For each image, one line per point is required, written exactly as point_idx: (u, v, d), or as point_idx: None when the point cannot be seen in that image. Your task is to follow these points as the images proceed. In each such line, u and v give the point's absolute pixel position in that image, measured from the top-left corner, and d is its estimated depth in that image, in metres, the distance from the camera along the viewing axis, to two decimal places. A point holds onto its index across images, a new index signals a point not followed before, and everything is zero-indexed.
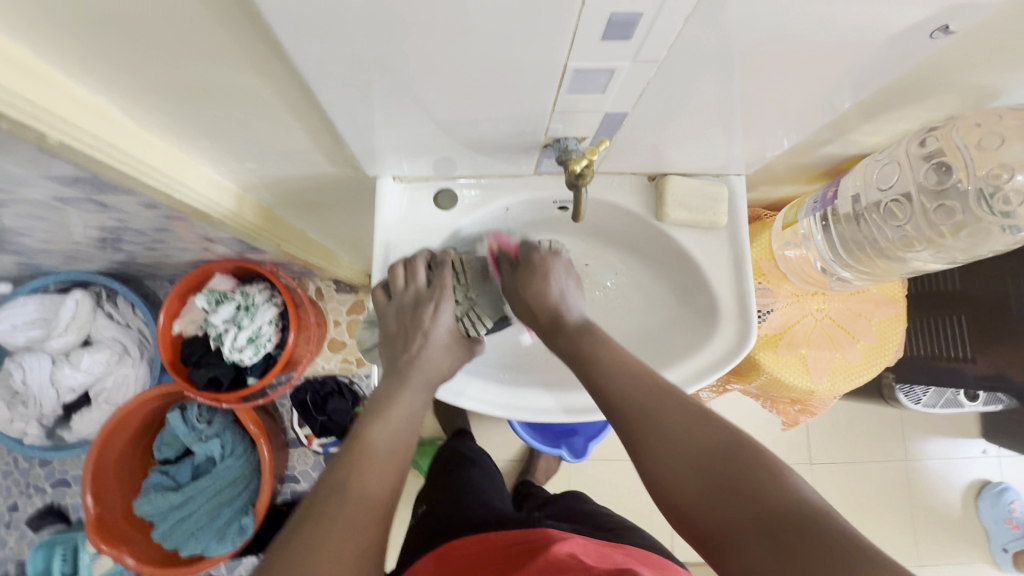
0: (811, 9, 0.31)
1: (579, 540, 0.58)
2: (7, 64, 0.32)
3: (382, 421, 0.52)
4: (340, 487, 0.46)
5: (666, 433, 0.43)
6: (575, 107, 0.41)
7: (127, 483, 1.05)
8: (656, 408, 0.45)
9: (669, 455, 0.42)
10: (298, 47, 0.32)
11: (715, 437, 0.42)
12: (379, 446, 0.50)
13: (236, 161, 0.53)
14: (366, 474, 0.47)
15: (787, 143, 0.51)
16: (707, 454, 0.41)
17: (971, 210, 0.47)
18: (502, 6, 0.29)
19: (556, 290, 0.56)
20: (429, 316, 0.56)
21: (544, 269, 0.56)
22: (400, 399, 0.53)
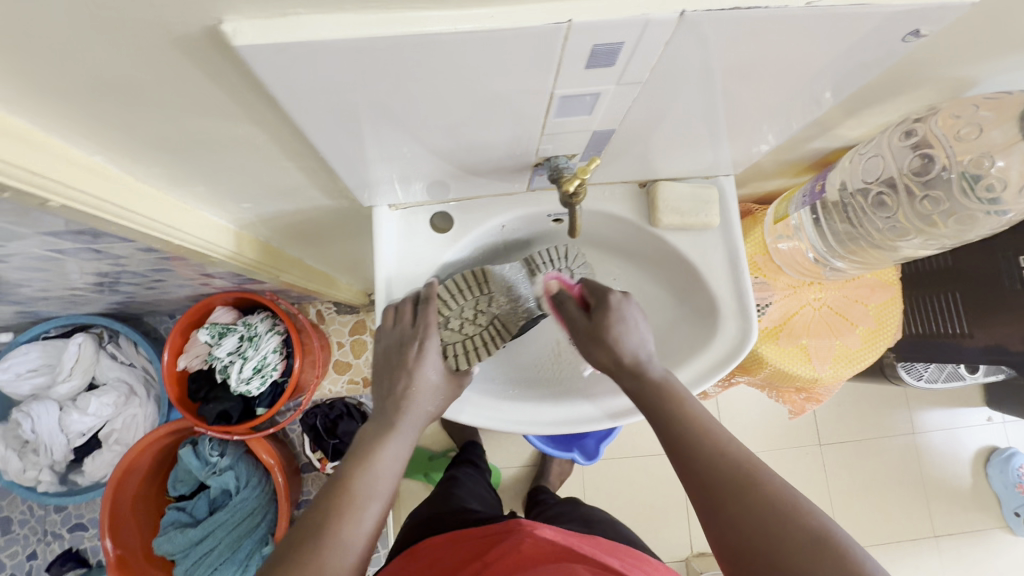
0: (786, 32, 0.32)
1: (549, 532, 0.62)
2: (10, 138, 0.33)
3: (361, 464, 0.49)
4: (315, 530, 0.44)
5: (753, 523, 0.38)
6: (563, 129, 0.42)
7: (144, 521, 1.06)
8: (739, 488, 0.40)
9: (766, 569, 0.37)
10: (290, 98, 0.33)
11: (805, 536, 0.37)
12: (359, 489, 0.47)
13: (234, 203, 0.53)
14: (345, 519, 0.45)
15: (772, 142, 0.52)
16: (793, 554, 0.36)
17: (958, 199, 0.49)
18: (490, 49, 0.30)
19: (634, 336, 0.49)
20: (412, 356, 0.53)
21: (618, 312, 0.50)
22: (383, 442, 0.50)
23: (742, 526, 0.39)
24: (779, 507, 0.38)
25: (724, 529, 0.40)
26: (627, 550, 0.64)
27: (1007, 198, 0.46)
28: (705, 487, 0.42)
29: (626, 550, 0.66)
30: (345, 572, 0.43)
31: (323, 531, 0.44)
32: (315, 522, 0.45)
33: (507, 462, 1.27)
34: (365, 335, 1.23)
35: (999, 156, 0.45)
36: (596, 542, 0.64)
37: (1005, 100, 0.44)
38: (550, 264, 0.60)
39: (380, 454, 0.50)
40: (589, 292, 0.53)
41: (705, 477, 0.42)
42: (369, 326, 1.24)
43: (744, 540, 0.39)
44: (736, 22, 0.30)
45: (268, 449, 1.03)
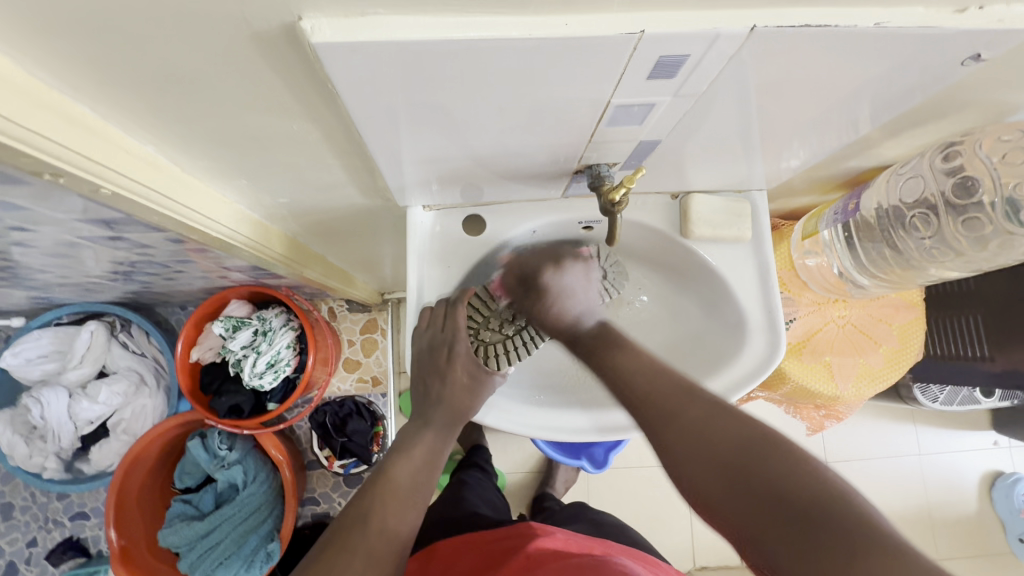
0: (848, 53, 0.32)
1: (562, 535, 0.62)
2: (71, 123, 0.33)
3: (403, 459, 0.59)
4: (362, 519, 0.53)
5: (690, 426, 0.46)
6: (609, 137, 0.42)
7: (150, 512, 1.05)
8: (677, 403, 0.48)
9: (695, 454, 0.44)
10: (351, 96, 0.33)
11: (733, 431, 0.44)
12: (400, 481, 0.56)
13: (270, 198, 0.53)
14: (387, 509, 0.54)
15: (811, 158, 0.52)
16: (721, 445, 0.43)
17: (999, 223, 0.49)
18: (558, 57, 0.30)
19: (572, 307, 0.59)
20: (443, 360, 0.59)
21: (556, 290, 0.59)
22: (422, 439, 0.60)
23: (681, 435, 0.46)
24: (708, 414, 0.46)
25: (667, 443, 0.46)
26: (639, 553, 0.64)
27: None
28: (645, 404, 0.50)
29: (638, 553, 0.65)
30: (387, 556, 0.52)
31: (373, 516, 0.53)
32: (362, 510, 0.54)
33: (512, 468, 1.27)
34: (375, 334, 1.23)
35: None
36: (610, 545, 0.64)
37: None
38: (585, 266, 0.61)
39: (416, 450, 0.59)
40: (517, 273, 0.60)
41: (646, 399, 0.50)
42: (381, 325, 1.24)
43: (675, 436, 0.46)
44: (807, 38, 0.30)
45: (277, 444, 1.03)
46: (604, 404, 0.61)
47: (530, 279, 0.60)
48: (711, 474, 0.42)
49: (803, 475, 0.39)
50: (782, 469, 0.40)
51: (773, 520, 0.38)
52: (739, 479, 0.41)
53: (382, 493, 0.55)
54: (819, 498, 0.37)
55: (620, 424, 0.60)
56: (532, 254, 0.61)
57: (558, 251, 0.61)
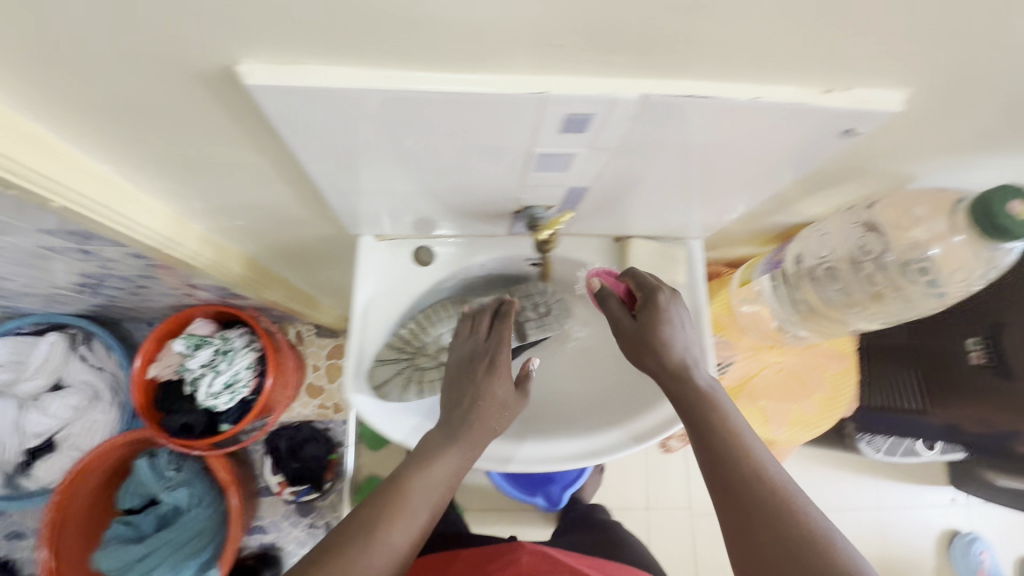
0: (735, 120, 0.36)
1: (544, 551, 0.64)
2: (27, 142, 0.35)
3: (421, 473, 0.49)
4: (365, 533, 0.45)
5: (762, 513, 0.40)
6: (541, 182, 0.45)
7: (87, 533, 1.01)
8: (728, 433, 0.43)
9: (762, 549, 0.39)
10: (290, 132, 0.36)
11: (803, 532, 0.38)
12: (412, 497, 0.48)
13: (227, 220, 0.56)
14: (389, 527, 0.46)
15: (737, 211, 0.56)
16: (794, 543, 0.38)
17: (897, 278, 0.52)
18: (476, 109, 0.33)
19: (682, 341, 0.48)
20: (485, 368, 0.52)
21: (672, 318, 0.48)
22: (443, 457, 0.49)
23: (751, 509, 0.40)
24: (784, 501, 0.40)
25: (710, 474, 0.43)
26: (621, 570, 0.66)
27: (940, 281, 0.50)
28: (719, 469, 0.42)
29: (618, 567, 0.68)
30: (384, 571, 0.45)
31: (376, 533, 0.45)
32: (367, 520, 0.46)
33: None
34: (341, 360, 1.24)
35: (930, 244, 0.49)
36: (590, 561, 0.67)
37: (939, 196, 0.48)
38: (528, 298, 0.63)
39: (438, 466, 0.49)
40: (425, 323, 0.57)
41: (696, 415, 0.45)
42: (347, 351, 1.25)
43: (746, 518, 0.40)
44: (695, 106, 0.34)
45: (225, 466, 1.01)
46: (632, 415, 0.59)
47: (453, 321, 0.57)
48: (731, 514, 0.41)
49: None
50: None
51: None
52: None
53: (390, 513, 0.46)
54: None
55: (652, 427, 0.58)
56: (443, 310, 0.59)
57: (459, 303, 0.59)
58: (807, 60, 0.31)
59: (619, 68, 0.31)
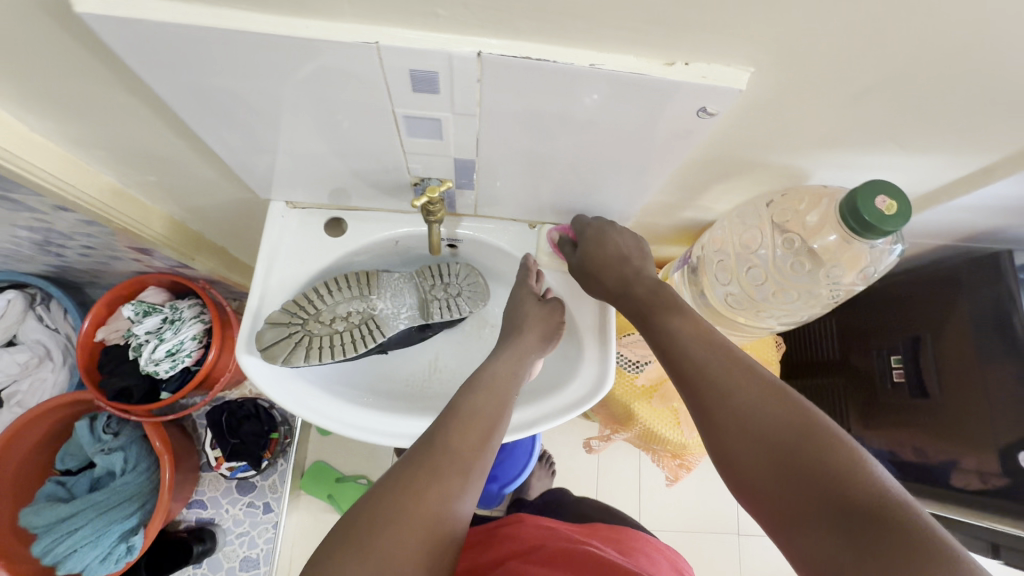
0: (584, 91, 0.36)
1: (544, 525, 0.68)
2: None
3: (448, 413, 0.48)
4: (395, 477, 0.43)
5: (733, 405, 0.39)
6: (422, 151, 0.46)
7: (23, 490, 1.03)
8: (730, 376, 0.41)
9: (742, 443, 0.38)
10: (145, 71, 0.36)
11: (783, 418, 0.38)
12: (460, 441, 0.45)
13: (138, 174, 0.57)
14: (440, 470, 0.43)
15: (642, 202, 0.56)
16: (773, 430, 0.37)
17: (780, 275, 0.55)
18: (316, 56, 0.34)
19: (623, 255, 0.54)
20: (382, 312, 0.59)
21: (615, 239, 0.55)
22: (473, 399, 0.49)
23: (722, 405, 0.40)
24: (760, 390, 0.39)
25: (714, 422, 0.40)
26: (620, 534, 0.70)
27: (816, 274, 0.53)
28: (687, 372, 0.43)
29: (621, 531, 0.72)
30: (444, 524, 0.41)
31: (405, 475, 0.43)
32: (403, 465, 0.44)
33: None
34: None
35: (807, 239, 0.52)
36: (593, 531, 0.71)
37: (817, 194, 0.50)
38: (437, 279, 0.63)
39: (465, 406, 0.48)
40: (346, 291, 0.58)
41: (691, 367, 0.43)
42: None
43: (721, 413, 0.40)
44: (536, 72, 0.34)
45: (161, 433, 1.01)
46: (545, 394, 0.60)
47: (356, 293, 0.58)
48: (707, 416, 0.41)
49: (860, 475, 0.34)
50: (828, 465, 0.34)
51: (828, 517, 0.33)
52: (786, 469, 0.36)
53: (438, 463, 0.43)
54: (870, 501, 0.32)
55: (566, 403, 0.58)
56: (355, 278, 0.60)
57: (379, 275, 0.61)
58: (634, 29, 0.32)
59: (448, 22, 0.32)
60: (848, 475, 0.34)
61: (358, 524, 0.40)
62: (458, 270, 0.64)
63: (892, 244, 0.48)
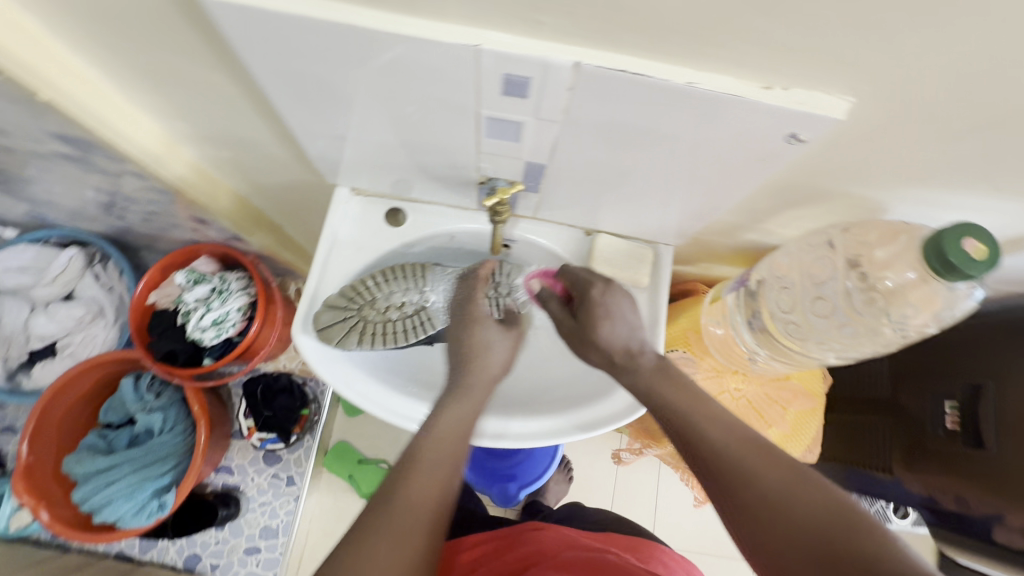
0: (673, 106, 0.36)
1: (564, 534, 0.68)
2: (10, 28, 0.39)
3: (425, 425, 0.53)
4: (389, 489, 0.49)
5: (752, 482, 0.44)
6: (496, 151, 0.46)
7: (67, 438, 1.08)
8: (759, 467, 0.44)
9: (760, 519, 0.42)
10: (248, 54, 0.38)
11: (802, 494, 0.42)
12: (429, 456, 0.51)
13: (215, 150, 0.59)
14: (413, 482, 0.49)
15: (706, 220, 0.55)
16: (792, 507, 0.41)
17: (846, 307, 0.52)
18: (416, 53, 0.34)
19: (622, 330, 0.56)
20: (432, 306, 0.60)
21: (608, 307, 0.56)
22: (447, 410, 0.54)
23: (740, 482, 0.44)
24: (776, 468, 0.44)
25: (745, 511, 0.43)
26: (636, 546, 0.69)
27: (887, 313, 0.50)
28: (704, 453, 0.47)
29: (640, 544, 0.71)
30: (425, 526, 0.47)
31: (397, 488, 0.48)
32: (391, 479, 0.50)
33: None
34: None
35: (881, 274, 0.49)
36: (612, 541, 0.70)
37: (899, 229, 0.47)
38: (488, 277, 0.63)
39: (442, 417, 0.54)
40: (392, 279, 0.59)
41: (717, 462, 0.46)
42: None
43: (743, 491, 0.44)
44: (630, 84, 0.34)
45: (200, 398, 1.05)
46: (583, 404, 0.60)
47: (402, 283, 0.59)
48: (728, 497, 0.45)
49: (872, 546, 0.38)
50: (840, 537, 0.39)
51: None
52: (803, 543, 0.40)
53: (417, 479, 0.49)
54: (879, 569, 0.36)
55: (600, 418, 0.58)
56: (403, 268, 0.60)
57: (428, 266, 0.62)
58: (740, 49, 0.31)
59: (551, 29, 0.32)
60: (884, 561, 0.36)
61: (358, 538, 0.45)
62: (510, 270, 0.63)
63: (973, 288, 0.46)
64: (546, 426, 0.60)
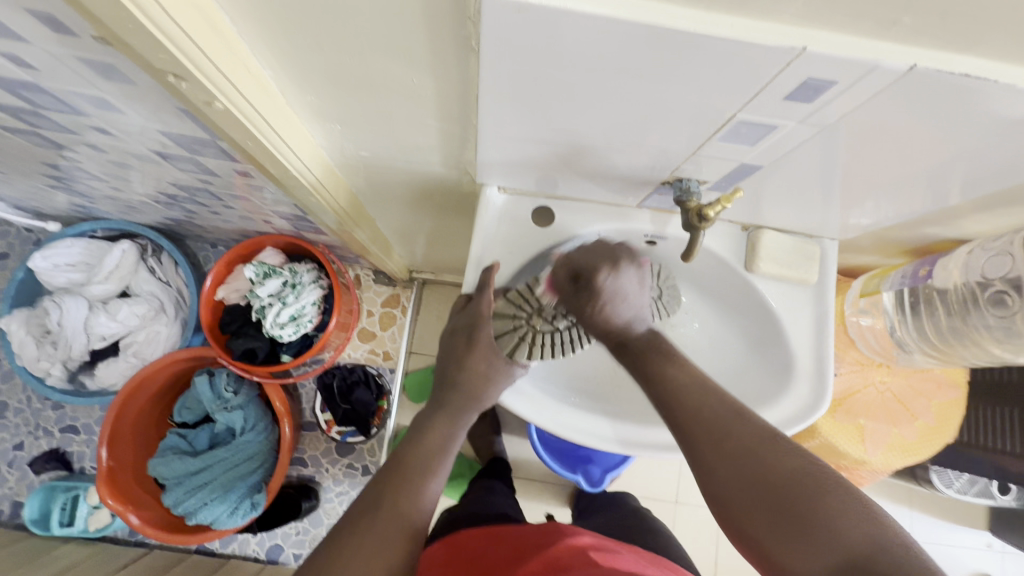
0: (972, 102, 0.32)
1: (587, 538, 0.59)
2: (215, 34, 0.34)
3: (416, 438, 0.56)
4: (379, 498, 0.49)
5: (735, 453, 0.44)
6: (711, 150, 0.42)
7: (141, 440, 1.05)
8: (728, 425, 0.46)
9: (745, 491, 0.43)
10: (489, 54, 0.33)
11: (786, 463, 0.43)
12: (415, 465, 0.52)
13: (353, 149, 0.54)
14: (405, 492, 0.50)
15: (891, 216, 0.51)
16: (775, 482, 0.42)
17: None
18: (710, 56, 0.30)
19: (624, 313, 0.54)
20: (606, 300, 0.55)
21: (611, 293, 0.52)
22: (436, 424, 0.58)
23: (730, 451, 0.45)
24: (759, 442, 0.44)
25: (711, 465, 0.45)
26: (663, 561, 0.61)
27: None
28: (689, 425, 0.48)
29: (663, 560, 0.63)
30: (404, 539, 0.47)
31: (385, 500, 0.48)
32: (393, 486, 0.50)
33: None
34: (395, 310, 1.23)
35: None
36: (636, 551, 0.62)
37: None
38: (642, 279, 0.59)
39: (431, 432, 0.57)
40: (567, 270, 0.55)
41: (693, 418, 0.48)
42: (402, 302, 1.24)
43: (725, 461, 0.45)
44: (959, 88, 0.30)
45: (281, 396, 1.03)
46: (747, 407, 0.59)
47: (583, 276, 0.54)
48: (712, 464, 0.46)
49: (856, 522, 0.37)
50: (819, 509, 0.39)
51: (830, 561, 0.37)
52: (783, 514, 0.40)
53: (405, 485, 0.50)
54: (860, 543, 0.36)
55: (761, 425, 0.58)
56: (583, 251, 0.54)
57: (616, 247, 0.54)
58: None
59: (899, 30, 0.28)
60: (844, 520, 0.38)
61: (342, 540, 0.45)
62: (661, 273, 0.60)
63: None
64: None
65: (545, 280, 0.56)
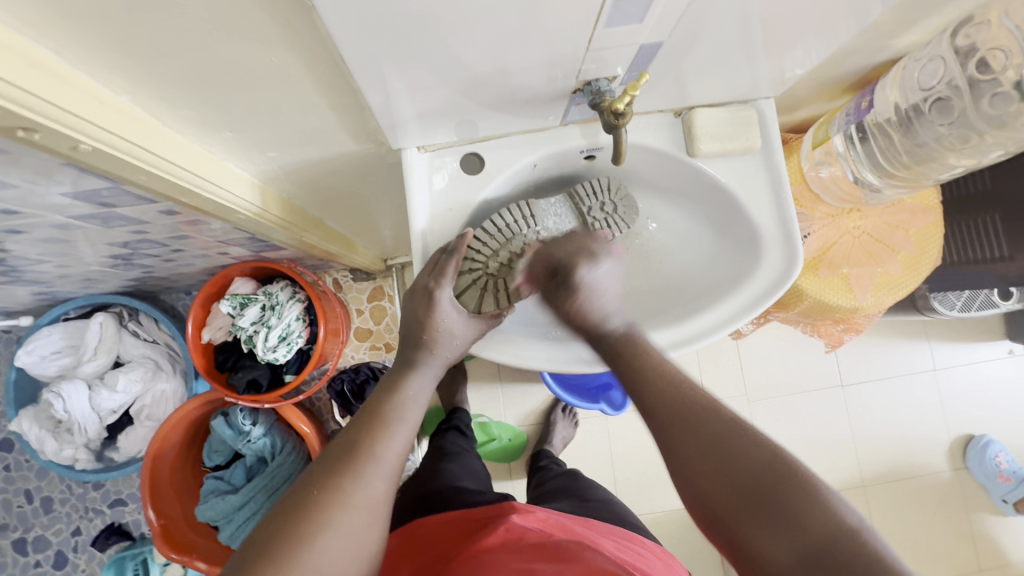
0: None
1: (540, 514, 0.56)
2: (37, 69, 0.31)
3: (389, 393, 0.53)
4: (352, 448, 0.48)
5: (706, 437, 0.41)
6: (608, 42, 0.40)
7: (183, 492, 1.08)
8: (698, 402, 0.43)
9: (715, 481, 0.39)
10: (329, 12, 0.31)
11: (753, 457, 0.39)
12: (386, 412, 0.51)
13: (259, 152, 0.52)
14: (379, 437, 0.49)
15: (815, 58, 0.49)
16: (745, 476, 0.39)
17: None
18: None
19: (601, 308, 0.52)
20: (580, 298, 0.52)
21: (588, 289, 0.52)
22: (412, 378, 0.55)
23: (700, 437, 0.41)
24: (732, 431, 0.41)
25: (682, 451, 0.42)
26: (620, 532, 0.60)
27: None
28: (660, 412, 0.44)
29: (618, 530, 0.61)
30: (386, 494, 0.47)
31: (361, 448, 0.47)
32: (360, 434, 0.49)
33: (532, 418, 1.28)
34: (383, 301, 1.23)
35: None
36: (594, 524, 0.60)
37: None
38: (592, 196, 0.59)
39: (406, 386, 0.54)
40: (546, 264, 0.55)
41: (668, 408, 0.44)
42: (387, 292, 1.23)
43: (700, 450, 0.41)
44: None
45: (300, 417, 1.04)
46: (729, 287, 0.58)
47: (561, 272, 0.54)
48: (687, 444, 0.42)
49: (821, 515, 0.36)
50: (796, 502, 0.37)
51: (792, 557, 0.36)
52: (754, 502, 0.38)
53: (370, 431, 0.49)
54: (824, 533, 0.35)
55: (752, 299, 0.57)
56: (563, 245, 0.55)
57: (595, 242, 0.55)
58: None
59: None
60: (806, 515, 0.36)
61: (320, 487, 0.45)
62: (611, 185, 0.60)
63: None
64: (717, 319, 0.58)
65: (524, 272, 0.56)
